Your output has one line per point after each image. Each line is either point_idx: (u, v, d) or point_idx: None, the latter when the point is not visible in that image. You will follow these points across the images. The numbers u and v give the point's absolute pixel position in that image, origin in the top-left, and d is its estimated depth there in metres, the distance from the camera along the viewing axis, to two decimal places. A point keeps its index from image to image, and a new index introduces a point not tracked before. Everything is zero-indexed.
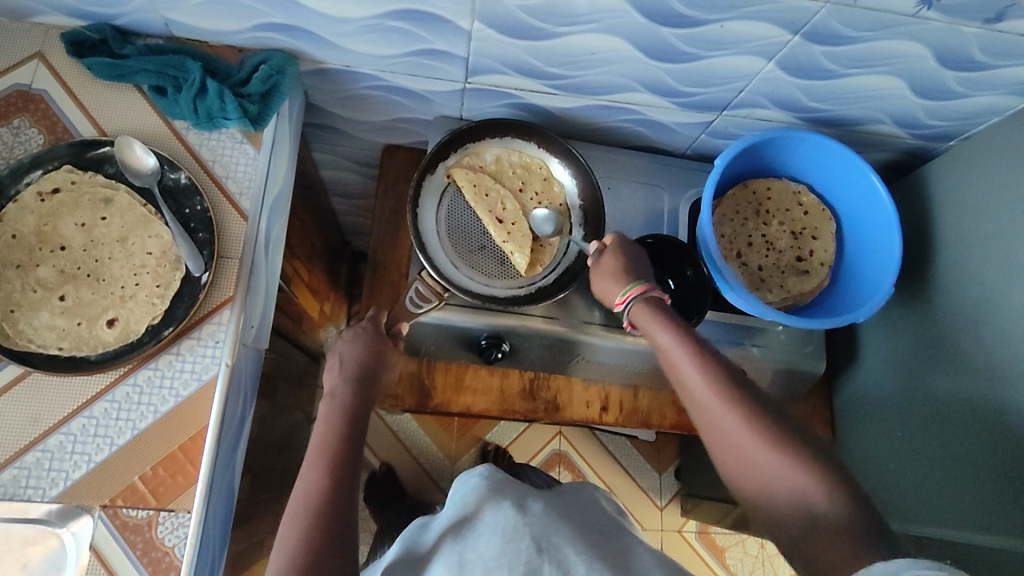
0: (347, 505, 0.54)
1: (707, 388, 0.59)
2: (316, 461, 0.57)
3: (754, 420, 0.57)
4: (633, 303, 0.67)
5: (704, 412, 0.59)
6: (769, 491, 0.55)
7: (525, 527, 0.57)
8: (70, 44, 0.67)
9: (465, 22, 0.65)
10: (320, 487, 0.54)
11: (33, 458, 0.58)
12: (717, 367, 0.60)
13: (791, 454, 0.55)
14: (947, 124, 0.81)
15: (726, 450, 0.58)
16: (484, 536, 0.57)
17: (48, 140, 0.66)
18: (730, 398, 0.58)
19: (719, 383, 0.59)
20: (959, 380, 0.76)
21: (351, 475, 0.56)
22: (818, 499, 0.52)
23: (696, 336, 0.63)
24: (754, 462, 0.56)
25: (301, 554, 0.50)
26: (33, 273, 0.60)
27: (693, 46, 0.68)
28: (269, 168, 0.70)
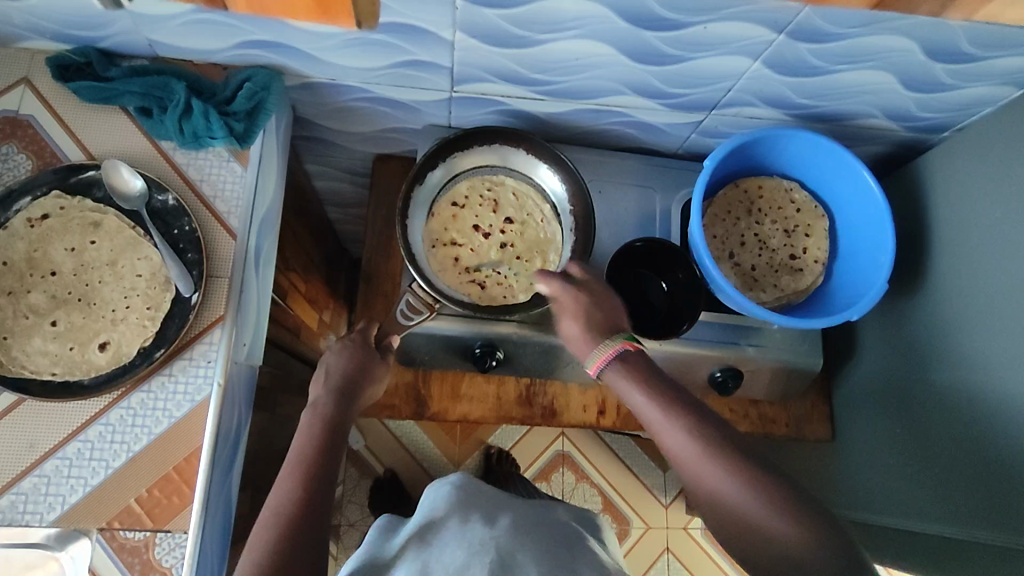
0: (320, 518, 0.54)
1: (694, 451, 0.57)
2: (292, 472, 0.56)
3: (744, 478, 0.55)
4: (605, 366, 0.63)
5: (699, 474, 0.57)
6: (750, 533, 0.54)
7: (491, 541, 0.59)
8: (56, 68, 0.67)
9: (447, 33, 0.64)
10: (293, 498, 0.54)
11: (30, 484, 0.59)
12: (702, 426, 0.58)
13: (771, 493, 0.54)
14: (941, 116, 0.80)
15: (715, 508, 0.56)
16: (449, 546, 0.59)
17: (36, 166, 0.66)
18: (715, 458, 0.56)
19: (705, 444, 0.57)
20: (957, 374, 0.76)
21: (326, 487, 0.56)
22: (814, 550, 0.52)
23: (670, 392, 0.60)
24: (740, 515, 0.55)
25: (271, 565, 0.49)
26: (24, 299, 0.61)
27: (677, 49, 0.67)
28: (257, 185, 0.70)
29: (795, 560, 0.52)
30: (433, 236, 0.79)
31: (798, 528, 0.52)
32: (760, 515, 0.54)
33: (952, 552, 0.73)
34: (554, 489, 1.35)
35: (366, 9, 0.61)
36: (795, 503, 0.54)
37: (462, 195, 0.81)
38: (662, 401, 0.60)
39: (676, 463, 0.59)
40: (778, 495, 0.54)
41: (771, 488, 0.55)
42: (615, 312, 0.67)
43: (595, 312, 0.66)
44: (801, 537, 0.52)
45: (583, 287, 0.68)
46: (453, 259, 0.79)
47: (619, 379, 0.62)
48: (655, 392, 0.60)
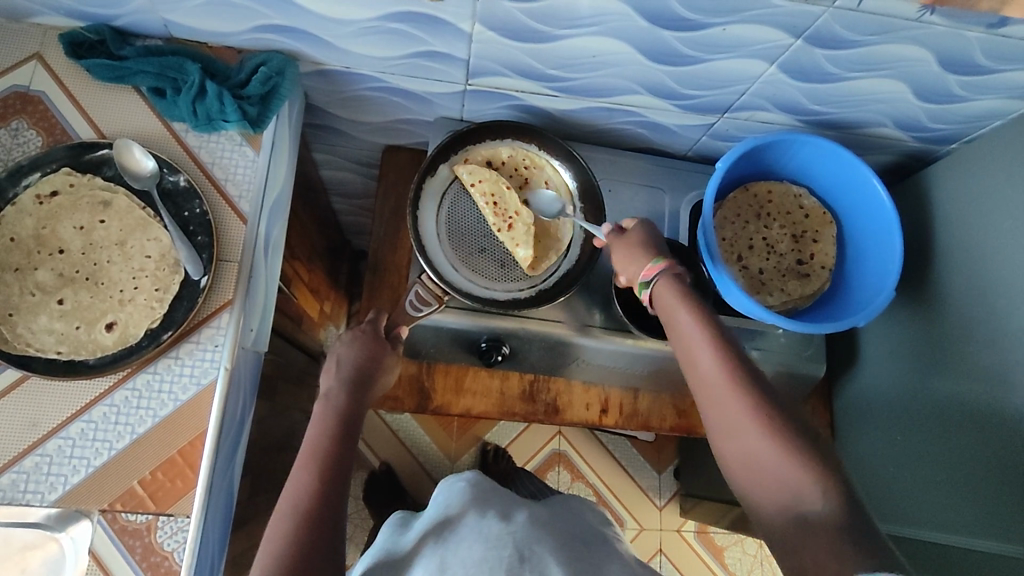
0: (336, 508, 0.54)
1: (724, 379, 0.56)
2: (307, 462, 0.56)
3: (774, 421, 0.54)
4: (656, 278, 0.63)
5: (716, 399, 0.57)
6: (756, 467, 0.54)
7: (509, 535, 0.59)
8: (69, 45, 0.66)
9: (466, 25, 0.64)
10: (309, 489, 0.54)
11: (31, 463, 0.58)
12: (740, 361, 0.57)
13: (790, 440, 0.53)
14: (950, 127, 0.81)
15: (727, 434, 0.56)
16: (466, 541, 0.58)
17: (46, 142, 0.65)
18: (746, 392, 0.56)
19: (738, 377, 0.56)
20: (959, 383, 0.76)
21: (342, 478, 0.56)
22: (810, 499, 0.51)
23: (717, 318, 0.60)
24: (755, 452, 0.54)
25: (289, 553, 0.49)
26: (31, 277, 0.60)
27: (695, 50, 0.67)
28: (269, 170, 0.70)
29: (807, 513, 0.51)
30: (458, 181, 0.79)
31: (817, 482, 0.51)
32: (778, 461, 0.53)
33: (946, 558, 0.74)
34: None
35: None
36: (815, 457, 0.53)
37: (499, 163, 0.80)
38: (709, 328, 0.59)
39: (703, 391, 0.58)
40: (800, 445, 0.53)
41: (795, 437, 0.54)
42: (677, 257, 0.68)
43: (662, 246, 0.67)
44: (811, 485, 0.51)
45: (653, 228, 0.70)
46: (462, 215, 0.78)
47: (670, 291, 0.62)
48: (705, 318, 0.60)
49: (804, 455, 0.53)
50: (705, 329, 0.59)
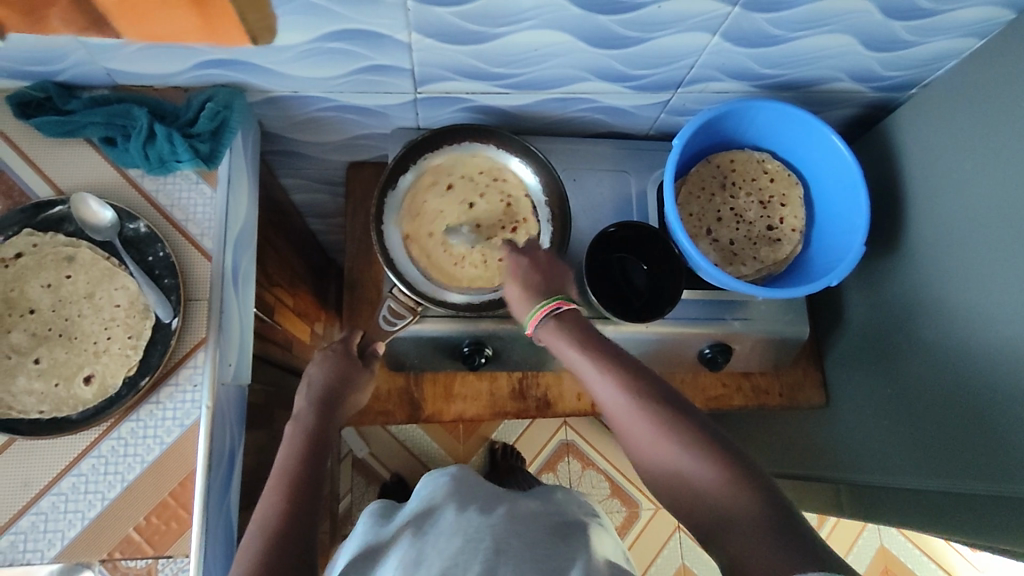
0: (306, 528, 0.54)
1: (619, 400, 0.58)
2: (276, 485, 0.57)
3: (668, 426, 0.56)
4: (539, 325, 0.64)
5: (633, 425, 0.57)
6: (679, 479, 0.55)
7: (487, 528, 0.58)
8: (17, 106, 0.66)
9: (403, 35, 0.64)
10: (279, 509, 0.54)
11: (27, 522, 0.59)
12: (635, 383, 0.58)
13: (696, 442, 0.54)
14: (906, 73, 0.80)
15: (645, 453, 0.57)
16: (445, 535, 0.59)
17: (6, 206, 0.65)
18: (642, 406, 0.57)
19: (634, 394, 0.58)
20: (942, 328, 0.76)
21: (313, 497, 0.57)
22: (728, 501, 0.51)
23: (609, 345, 0.62)
24: (656, 452, 0.56)
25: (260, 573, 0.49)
26: (5, 340, 0.61)
27: (635, 30, 0.66)
28: (229, 204, 0.70)
29: (717, 507, 0.51)
30: (482, 172, 0.81)
31: (719, 478, 0.52)
32: (677, 456, 0.55)
33: (951, 504, 0.74)
34: (561, 479, 1.36)
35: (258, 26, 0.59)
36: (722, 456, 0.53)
37: (514, 197, 0.80)
38: (592, 351, 0.61)
39: (608, 414, 0.60)
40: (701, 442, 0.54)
41: (689, 433, 0.55)
42: (559, 276, 0.68)
43: (543, 276, 0.67)
44: (712, 478, 0.52)
45: (525, 254, 0.70)
46: (439, 182, 0.80)
47: (550, 333, 0.64)
48: (586, 343, 0.62)
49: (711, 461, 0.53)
50: (586, 358, 0.61)
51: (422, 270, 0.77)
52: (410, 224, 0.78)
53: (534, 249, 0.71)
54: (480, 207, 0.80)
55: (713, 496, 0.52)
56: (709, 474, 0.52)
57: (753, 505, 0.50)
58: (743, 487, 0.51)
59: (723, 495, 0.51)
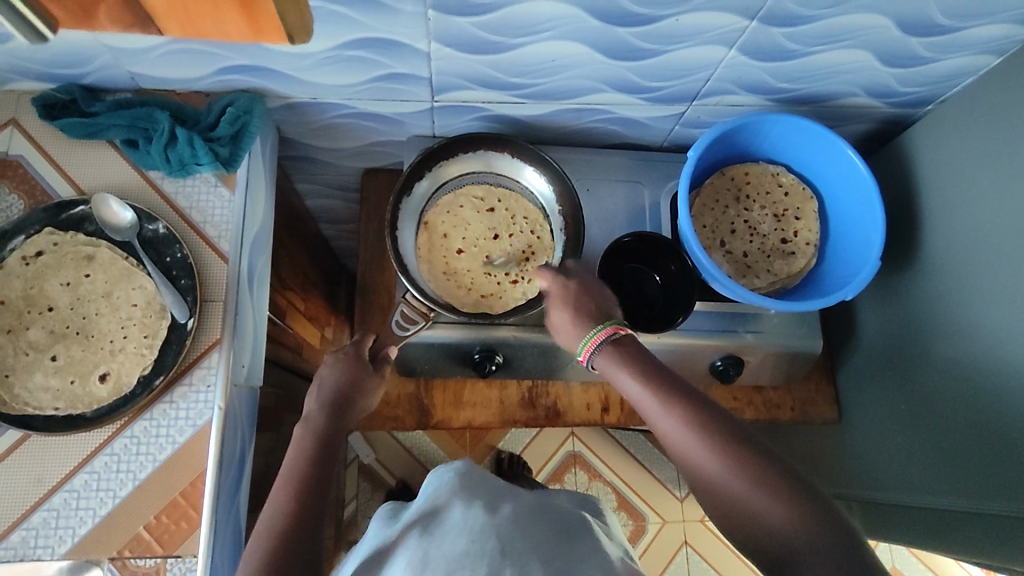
0: (311, 530, 0.54)
1: (686, 435, 0.55)
2: (284, 485, 0.57)
3: (734, 460, 0.53)
4: (594, 352, 0.63)
5: (696, 459, 0.55)
6: (746, 517, 0.52)
7: (493, 527, 0.56)
8: (42, 107, 0.67)
9: (423, 44, 0.65)
10: (286, 510, 0.55)
11: (40, 518, 0.60)
12: (698, 414, 0.56)
13: (765, 478, 0.52)
14: (922, 89, 0.80)
15: (709, 489, 0.54)
16: (449, 535, 0.56)
17: (28, 205, 0.66)
18: (706, 440, 0.55)
19: (696, 427, 0.55)
20: (957, 344, 0.76)
21: (320, 498, 0.57)
22: (806, 540, 0.49)
23: (669, 374, 0.59)
24: (721, 487, 0.53)
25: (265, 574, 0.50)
26: (24, 336, 0.62)
27: (652, 43, 0.67)
28: (246, 208, 0.70)
29: (791, 546, 0.49)
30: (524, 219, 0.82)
31: (790, 513, 0.50)
32: (744, 492, 0.52)
33: (961, 523, 0.73)
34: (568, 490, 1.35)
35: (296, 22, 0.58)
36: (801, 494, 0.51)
37: (535, 253, 0.80)
38: (652, 382, 0.59)
39: (668, 447, 0.58)
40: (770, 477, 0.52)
41: (756, 468, 0.52)
42: (605, 299, 0.67)
43: (590, 299, 0.67)
44: (793, 517, 0.50)
45: (572, 278, 0.69)
46: (472, 202, 0.82)
47: (609, 362, 0.62)
48: (645, 374, 0.59)
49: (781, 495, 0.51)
50: (647, 388, 0.58)
51: (418, 252, 0.78)
52: (425, 228, 0.80)
53: (577, 271, 0.70)
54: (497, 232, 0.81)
55: (787, 536, 0.49)
56: (781, 511, 0.50)
57: (828, 541, 0.48)
58: (816, 522, 0.49)
59: (797, 531, 0.49)
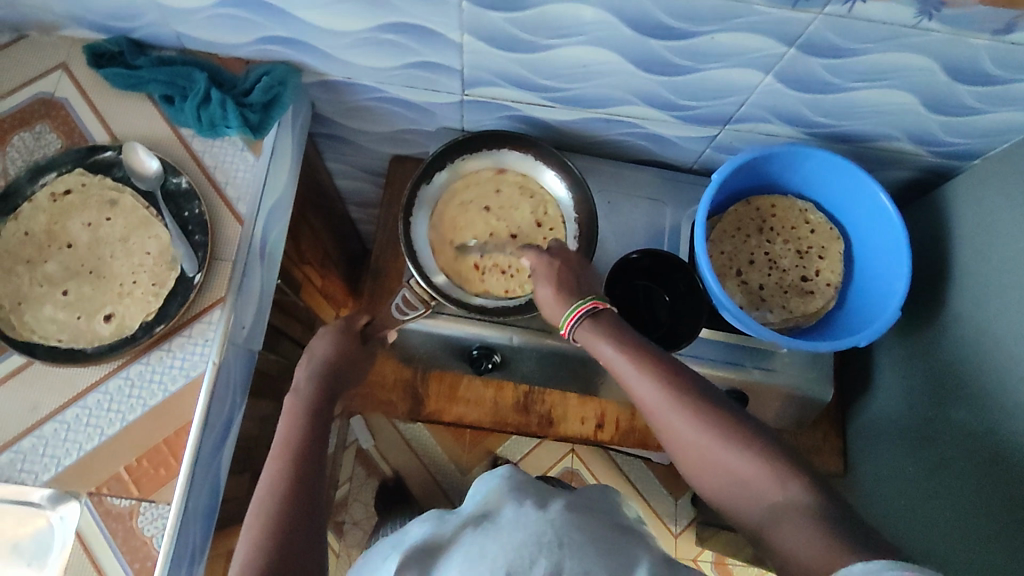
0: (309, 497, 0.56)
1: (659, 399, 0.57)
2: (281, 453, 0.58)
3: (710, 421, 0.55)
4: (577, 324, 0.63)
5: (674, 423, 0.56)
6: (726, 476, 0.54)
7: (549, 524, 0.49)
8: (91, 55, 0.70)
9: (456, 36, 0.65)
10: (283, 478, 0.56)
11: (28, 443, 0.62)
12: (672, 378, 0.58)
13: (742, 438, 0.54)
14: (968, 141, 0.77)
15: (688, 458, 0.56)
16: (505, 529, 0.49)
17: (65, 145, 0.70)
18: (682, 403, 0.56)
19: (672, 391, 0.57)
20: (973, 410, 0.72)
21: (317, 467, 0.59)
22: (783, 497, 0.51)
23: (648, 344, 0.61)
24: (703, 453, 0.55)
25: (270, 537, 0.52)
26: (41, 269, 0.64)
27: (687, 59, 0.66)
28: (269, 175, 0.72)
29: (771, 501, 0.51)
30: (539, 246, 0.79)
31: (768, 469, 0.52)
32: (724, 454, 0.54)
33: None
34: None
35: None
36: (773, 452, 0.53)
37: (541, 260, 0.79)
38: (627, 347, 0.60)
39: (644, 412, 0.59)
40: (747, 436, 0.54)
41: (733, 427, 0.54)
42: (584, 274, 0.69)
43: (573, 277, 0.68)
44: (767, 476, 0.52)
45: (556, 256, 0.69)
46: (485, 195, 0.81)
47: (589, 330, 0.63)
48: (622, 340, 0.61)
49: (760, 454, 0.53)
50: (626, 354, 0.60)
51: (430, 223, 0.79)
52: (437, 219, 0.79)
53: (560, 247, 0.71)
54: (509, 228, 0.80)
55: (767, 493, 0.51)
56: (756, 466, 0.52)
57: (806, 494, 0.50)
58: (798, 479, 0.51)
59: (774, 488, 0.51)
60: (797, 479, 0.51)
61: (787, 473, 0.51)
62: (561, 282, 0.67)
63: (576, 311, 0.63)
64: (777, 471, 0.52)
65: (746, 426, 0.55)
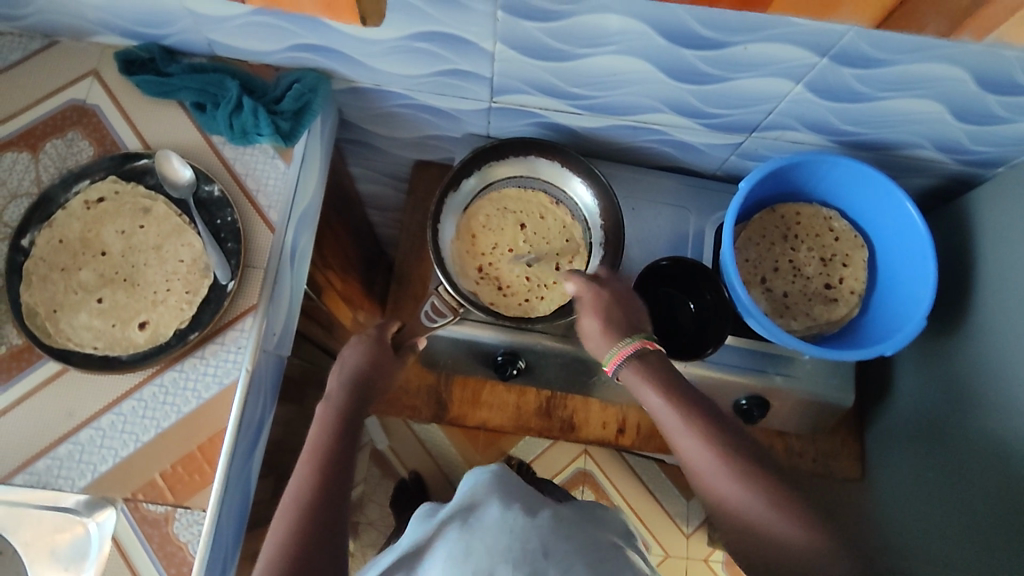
0: (333, 504, 0.56)
1: (708, 456, 0.58)
2: (309, 459, 0.59)
3: (758, 486, 0.56)
4: (621, 364, 0.64)
5: (718, 482, 0.57)
6: (767, 543, 0.55)
7: (533, 528, 0.55)
8: (122, 63, 0.71)
9: (488, 44, 0.65)
10: (309, 485, 0.57)
11: (65, 450, 0.62)
12: (723, 438, 0.58)
13: (788, 506, 0.55)
14: (995, 150, 0.77)
15: (728, 516, 0.57)
16: (488, 530, 0.55)
17: (97, 152, 0.70)
18: (730, 463, 0.57)
19: (720, 451, 0.57)
20: (993, 419, 0.73)
21: (343, 472, 0.59)
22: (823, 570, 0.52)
23: (696, 396, 0.61)
24: (745, 514, 0.56)
25: (293, 545, 0.53)
26: (76, 276, 0.65)
27: (718, 69, 0.66)
28: (299, 182, 0.72)
29: (812, 574, 0.52)
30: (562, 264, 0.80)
31: (814, 542, 0.53)
32: (768, 518, 0.55)
33: None
34: None
35: (371, 8, 0.60)
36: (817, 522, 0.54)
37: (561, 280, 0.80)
38: (677, 401, 0.60)
39: (687, 465, 0.59)
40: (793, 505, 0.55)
41: (780, 494, 0.55)
42: (633, 310, 0.68)
43: (624, 312, 0.67)
44: (819, 542, 0.53)
45: (604, 287, 0.69)
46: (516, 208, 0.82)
47: (636, 377, 0.63)
48: (672, 391, 0.61)
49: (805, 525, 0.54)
50: (674, 408, 0.60)
51: (456, 228, 0.80)
52: (465, 225, 0.81)
53: (608, 280, 0.70)
54: (535, 244, 0.81)
55: (807, 564, 0.53)
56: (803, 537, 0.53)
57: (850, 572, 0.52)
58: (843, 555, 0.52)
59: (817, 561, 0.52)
60: (841, 556, 0.52)
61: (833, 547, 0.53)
62: (611, 319, 0.66)
63: (627, 353, 0.63)
64: (824, 535, 0.53)
65: (790, 488, 0.56)
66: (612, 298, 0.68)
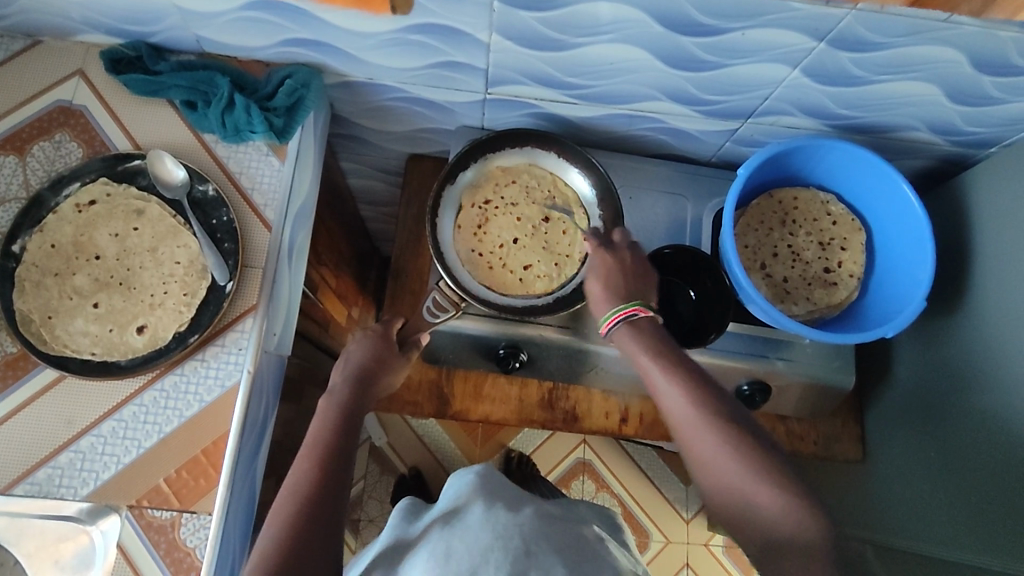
0: (332, 498, 0.55)
1: (691, 415, 0.58)
2: (309, 452, 0.58)
3: (737, 445, 0.56)
4: (615, 326, 0.65)
5: (699, 440, 0.58)
6: (741, 501, 0.55)
7: (515, 526, 0.58)
8: (109, 61, 0.69)
9: (484, 35, 0.65)
10: (309, 478, 0.56)
11: (66, 458, 0.61)
12: (706, 398, 0.59)
13: (766, 469, 0.55)
14: (989, 131, 0.77)
15: (707, 473, 0.58)
16: (472, 528, 0.58)
17: (86, 153, 0.68)
18: (712, 422, 0.58)
19: (702, 410, 0.58)
20: (992, 398, 0.74)
21: (343, 466, 0.58)
22: (789, 530, 0.53)
23: (686, 357, 0.62)
24: (725, 475, 0.56)
25: (291, 538, 0.52)
26: (70, 281, 0.64)
27: (716, 55, 0.66)
28: (294, 179, 0.71)
29: (783, 532, 0.53)
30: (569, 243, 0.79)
31: (785, 503, 0.54)
32: (743, 478, 0.55)
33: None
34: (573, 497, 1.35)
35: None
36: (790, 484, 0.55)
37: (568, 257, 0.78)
38: (667, 361, 0.61)
39: (671, 425, 0.60)
40: (767, 465, 0.55)
41: (757, 455, 0.56)
42: (645, 280, 0.68)
43: (629, 278, 0.67)
44: (790, 508, 0.53)
45: (614, 253, 0.69)
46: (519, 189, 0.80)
47: (627, 338, 0.64)
48: (660, 352, 0.62)
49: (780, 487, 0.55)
50: (660, 370, 0.61)
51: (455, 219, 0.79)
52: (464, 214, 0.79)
53: (619, 245, 0.71)
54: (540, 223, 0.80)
55: (776, 522, 0.54)
56: (774, 497, 0.54)
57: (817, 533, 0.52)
58: (811, 515, 0.53)
59: (790, 520, 0.53)
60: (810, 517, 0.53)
61: (804, 507, 0.53)
62: (614, 281, 0.67)
63: (625, 313, 0.64)
64: (805, 507, 0.54)
65: (795, 479, 0.55)
66: (620, 264, 0.69)
